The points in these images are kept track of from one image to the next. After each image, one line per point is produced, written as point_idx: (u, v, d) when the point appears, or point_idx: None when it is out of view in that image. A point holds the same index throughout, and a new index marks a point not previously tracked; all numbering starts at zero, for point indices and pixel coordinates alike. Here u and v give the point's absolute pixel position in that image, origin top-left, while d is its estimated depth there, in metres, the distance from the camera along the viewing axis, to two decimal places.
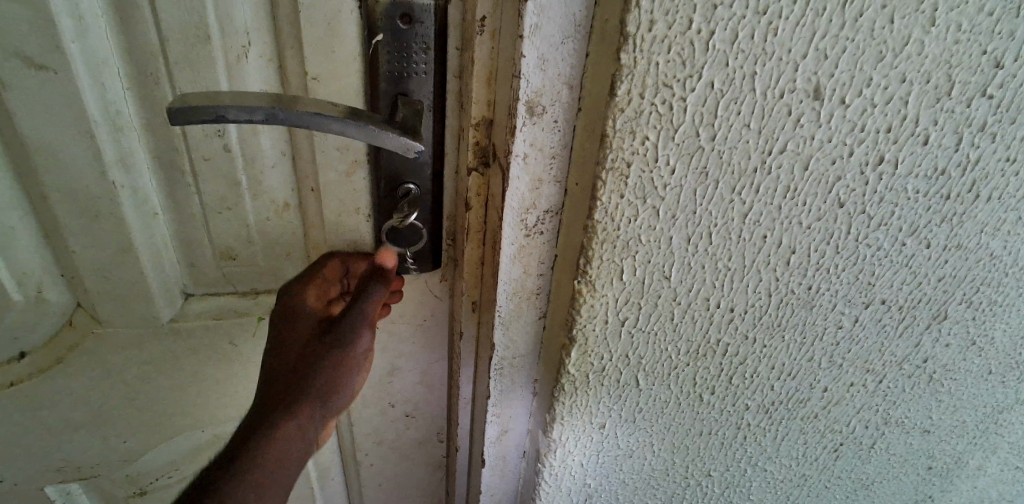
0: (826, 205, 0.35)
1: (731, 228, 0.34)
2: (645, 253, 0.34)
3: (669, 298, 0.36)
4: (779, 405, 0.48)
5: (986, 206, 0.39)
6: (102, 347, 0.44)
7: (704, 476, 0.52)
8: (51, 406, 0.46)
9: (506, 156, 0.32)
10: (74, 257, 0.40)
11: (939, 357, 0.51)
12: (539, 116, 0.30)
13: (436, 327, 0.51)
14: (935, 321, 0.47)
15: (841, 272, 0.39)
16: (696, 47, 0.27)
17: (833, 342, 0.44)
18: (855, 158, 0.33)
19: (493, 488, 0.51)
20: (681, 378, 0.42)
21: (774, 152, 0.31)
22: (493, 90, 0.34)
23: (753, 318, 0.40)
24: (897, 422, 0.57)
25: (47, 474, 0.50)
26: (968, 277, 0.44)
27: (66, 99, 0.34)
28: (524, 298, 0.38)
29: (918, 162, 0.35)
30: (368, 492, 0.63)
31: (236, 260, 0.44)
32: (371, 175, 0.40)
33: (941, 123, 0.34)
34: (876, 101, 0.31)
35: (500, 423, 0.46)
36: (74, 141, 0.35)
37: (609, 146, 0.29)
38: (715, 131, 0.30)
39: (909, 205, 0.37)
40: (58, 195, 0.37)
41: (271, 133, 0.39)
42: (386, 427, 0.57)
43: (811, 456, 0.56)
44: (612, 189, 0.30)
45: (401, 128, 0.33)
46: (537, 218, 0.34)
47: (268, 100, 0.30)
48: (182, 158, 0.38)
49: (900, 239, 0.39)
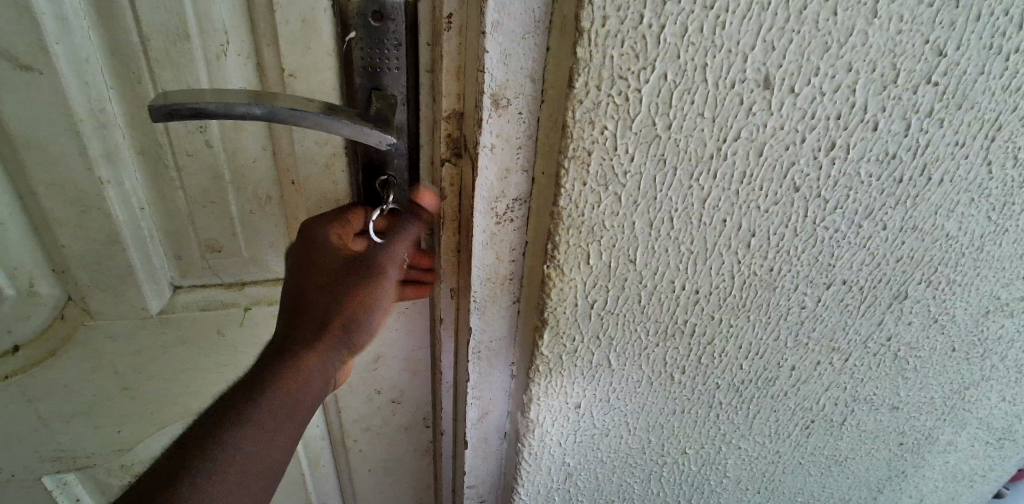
0: (782, 189, 0.37)
1: (692, 212, 0.36)
2: (610, 238, 0.35)
3: (635, 281, 0.38)
4: (749, 384, 0.50)
5: (938, 189, 0.42)
6: (95, 339, 0.46)
7: (681, 454, 0.54)
8: (45, 397, 0.47)
9: (475, 148, 0.34)
10: (65, 251, 0.41)
11: (903, 335, 0.53)
12: (504, 108, 0.32)
13: (418, 315, 0.52)
14: (896, 300, 0.49)
15: (801, 253, 0.41)
16: (648, 41, 0.28)
17: (798, 321, 0.46)
18: (808, 144, 0.35)
19: (476, 469, 0.53)
20: (652, 358, 0.44)
21: (728, 139, 0.33)
22: (462, 84, 0.35)
23: (718, 299, 0.42)
24: (866, 400, 0.59)
25: (44, 464, 0.51)
26: (926, 257, 0.46)
27: (53, 97, 0.35)
28: (498, 283, 0.40)
29: (869, 147, 0.37)
30: (358, 477, 0.64)
31: (222, 253, 0.45)
32: (351, 165, 0.43)
33: (889, 109, 0.36)
34: (825, 89, 0.33)
35: (479, 405, 0.47)
36: (61, 138, 0.37)
37: (570, 136, 0.31)
38: (670, 120, 0.31)
39: (863, 188, 0.39)
40: (47, 191, 0.38)
41: (252, 128, 0.40)
42: (373, 413, 0.59)
43: (784, 433, 0.58)
44: (575, 177, 0.32)
45: (376, 122, 0.34)
46: (507, 206, 0.36)
47: (247, 96, 0.31)
48: (167, 153, 0.40)
49: (857, 221, 0.41)
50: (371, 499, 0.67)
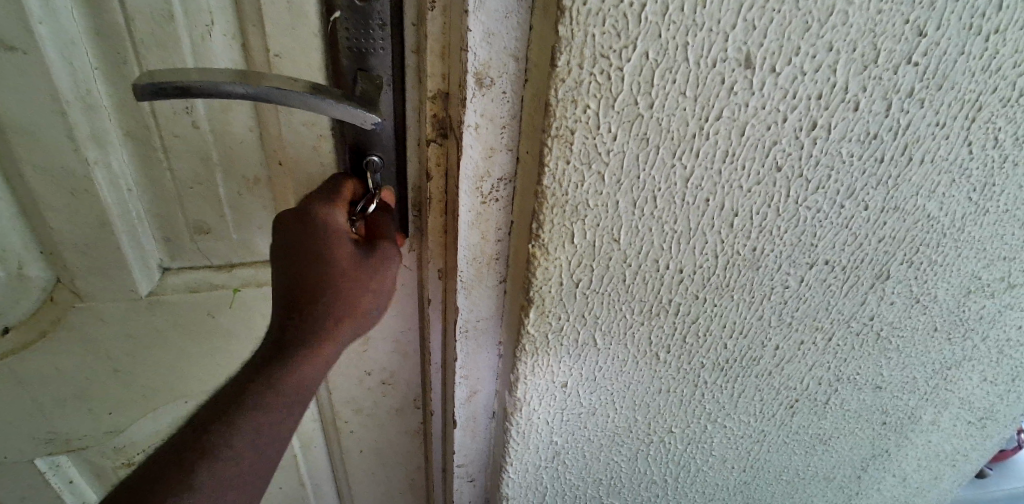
0: (765, 169, 0.37)
1: (675, 192, 0.36)
2: (594, 217, 0.36)
3: (619, 260, 0.39)
4: (734, 363, 0.51)
5: (919, 169, 0.42)
6: (85, 321, 0.46)
7: (667, 433, 0.55)
8: (36, 379, 0.47)
9: (460, 127, 0.34)
10: (53, 234, 0.41)
11: (885, 315, 0.54)
12: (487, 87, 0.32)
13: (407, 298, 0.53)
14: (879, 280, 0.50)
15: (784, 233, 0.42)
16: (629, 19, 0.28)
17: (782, 300, 0.47)
18: (790, 124, 0.36)
19: (466, 448, 0.54)
20: (637, 337, 0.44)
21: (710, 118, 0.34)
22: (446, 63, 0.35)
23: (702, 279, 0.42)
24: (849, 379, 0.60)
25: (38, 446, 0.52)
26: (908, 237, 0.47)
27: (36, 77, 0.35)
28: (484, 263, 0.41)
29: (851, 127, 0.37)
30: (351, 458, 0.65)
31: (211, 235, 0.45)
32: (337, 146, 0.43)
33: (870, 89, 0.36)
34: (806, 69, 0.33)
35: (468, 384, 0.48)
36: (46, 119, 0.36)
37: (553, 115, 0.31)
38: (652, 99, 0.32)
39: (845, 168, 0.40)
40: (33, 172, 0.38)
41: (238, 109, 0.40)
42: (364, 395, 0.59)
43: (768, 412, 0.59)
44: (558, 155, 0.33)
45: (361, 101, 0.35)
46: (492, 186, 0.37)
47: (231, 76, 0.31)
48: (153, 135, 0.40)
49: (839, 202, 0.42)
50: (364, 480, 0.68)
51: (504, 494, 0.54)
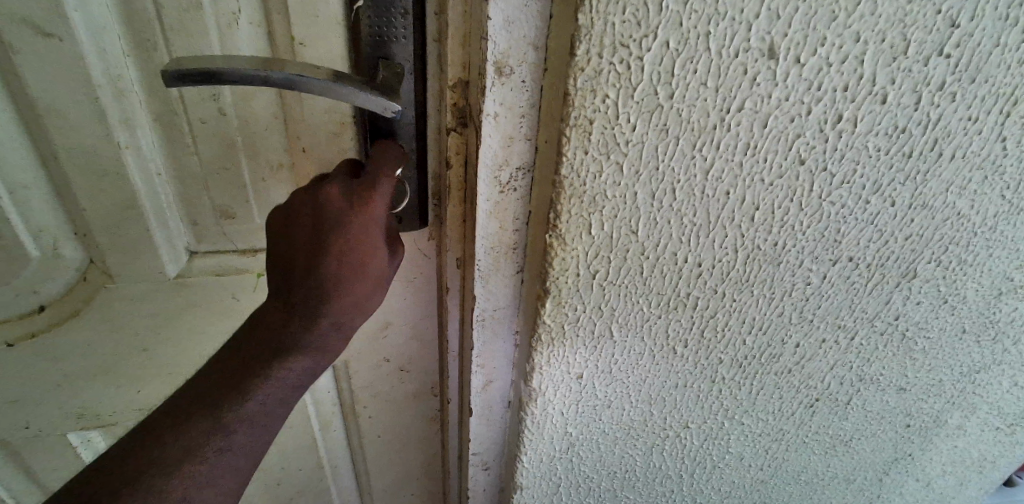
0: (787, 162, 0.37)
1: (695, 184, 0.36)
2: (612, 208, 0.36)
3: (637, 252, 0.39)
4: (752, 360, 0.51)
5: (949, 165, 0.41)
6: (114, 300, 0.48)
7: (683, 428, 0.55)
8: (68, 355, 0.49)
9: (480, 116, 0.35)
10: (85, 215, 0.43)
11: (911, 314, 0.53)
12: (507, 76, 0.33)
13: (425, 285, 0.53)
14: (905, 279, 0.49)
15: (806, 228, 0.41)
16: (649, 8, 0.28)
17: (803, 298, 0.47)
18: (814, 117, 0.35)
19: (480, 436, 0.54)
20: (654, 330, 0.44)
21: (732, 110, 0.33)
22: (467, 53, 0.36)
23: (721, 273, 0.42)
24: (872, 380, 0.59)
25: (69, 420, 0.54)
26: (936, 236, 0.46)
27: (72, 62, 0.36)
28: (501, 252, 0.41)
29: (878, 120, 0.37)
30: (368, 442, 0.66)
31: (235, 220, 0.46)
32: (358, 134, 0.44)
33: (899, 82, 0.35)
34: (832, 60, 0.33)
35: (483, 374, 0.49)
36: (79, 103, 0.38)
37: (572, 105, 0.31)
38: (673, 89, 0.31)
39: (871, 162, 0.39)
40: (68, 155, 0.40)
41: (262, 97, 0.41)
42: (382, 380, 0.60)
43: (787, 411, 0.58)
44: (577, 145, 0.33)
45: (381, 89, 0.35)
46: (511, 175, 0.37)
47: (257, 62, 0.32)
48: (181, 121, 0.41)
49: (864, 197, 0.41)
50: (380, 465, 0.70)
51: (518, 484, 0.55)
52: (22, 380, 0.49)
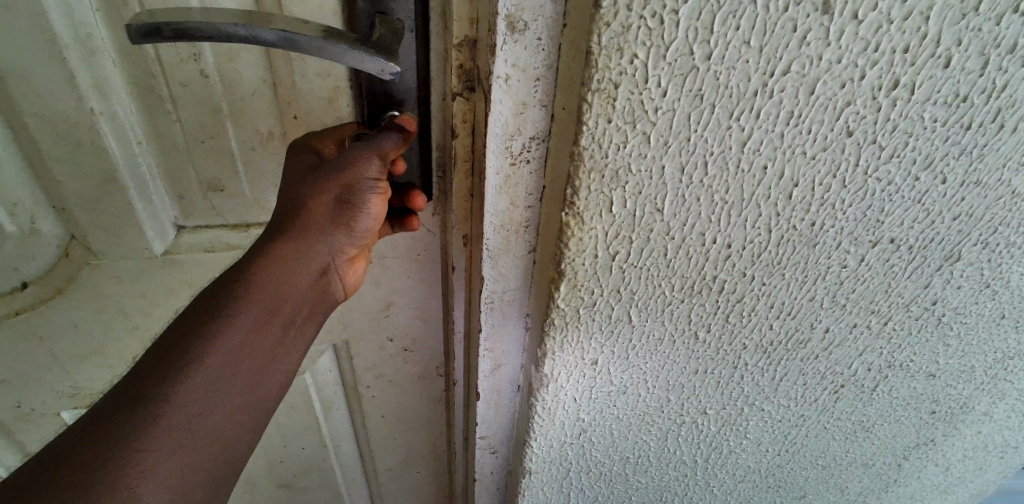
0: (832, 134, 0.33)
1: (729, 157, 0.32)
2: (635, 184, 0.32)
3: (661, 233, 0.35)
4: (778, 345, 0.47)
5: (1011, 137, 0.37)
6: (100, 278, 0.45)
7: (700, 414, 0.52)
8: (56, 333, 0.47)
9: (489, 78, 0.31)
10: (62, 188, 0.40)
11: (949, 300, 0.49)
12: (520, 33, 0.29)
13: (431, 262, 0.51)
14: (947, 262, 0.45)
15: (847, 208, 0.37)
16: None
17: (837, 281, 0.43)
18: (868, 82, 0.31)
19: (488, 419, 0.52)
20: (675, 315, 0.41)
21: (776, 74, 0.29)
22: (475, 7, 0.32)
23: (751, 256, 0.39)
24: (902, 365, 0.56)
25: (63, 399, 0.53)
26: (986, 215, 0.42)
27: (34, 18, 0.33)
28: (512, 231, 0.38)
29: (938, 86, 0.32)
30: (372, 421, 0.65)
31: (225, 193, 0.44)
32: (355, 99, 0.40)
33: (967, 42, 0.31)
34: (893, 16, 0.28)
35: (492, 357, 0.46)
36: (48, 66, 0.35)
37: (595, 66, 0.27)
38: (711, 49, 0.28)
39: (925, 135, 0.35)
40: (38, 123, 0.37)
41: (249, 58, 0.37)
42: (386, 360, 0.58)
43: (810, 397, 0.55)
44: (599, 113, 0.29)
45: (378, 48, 0.31)
46: (523, 145, 0.33)
47: (237, 15, 0.28)
48: (160, 85, 0.37)
49: (913, 173, 0.37)
50: (385, 444, 0.68)
51: (527, 468, 0.53)
52: (11, 360, 0.48)
